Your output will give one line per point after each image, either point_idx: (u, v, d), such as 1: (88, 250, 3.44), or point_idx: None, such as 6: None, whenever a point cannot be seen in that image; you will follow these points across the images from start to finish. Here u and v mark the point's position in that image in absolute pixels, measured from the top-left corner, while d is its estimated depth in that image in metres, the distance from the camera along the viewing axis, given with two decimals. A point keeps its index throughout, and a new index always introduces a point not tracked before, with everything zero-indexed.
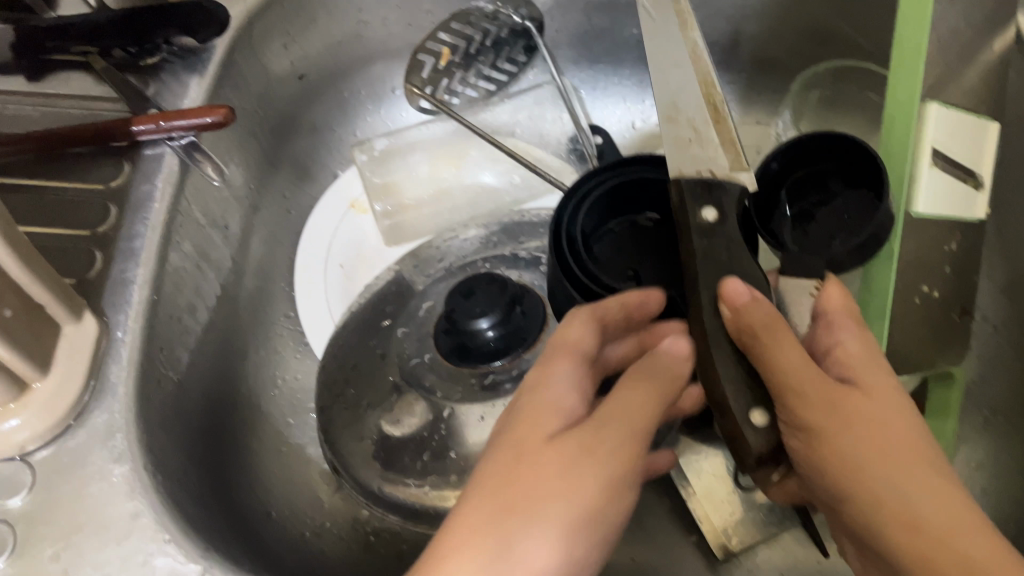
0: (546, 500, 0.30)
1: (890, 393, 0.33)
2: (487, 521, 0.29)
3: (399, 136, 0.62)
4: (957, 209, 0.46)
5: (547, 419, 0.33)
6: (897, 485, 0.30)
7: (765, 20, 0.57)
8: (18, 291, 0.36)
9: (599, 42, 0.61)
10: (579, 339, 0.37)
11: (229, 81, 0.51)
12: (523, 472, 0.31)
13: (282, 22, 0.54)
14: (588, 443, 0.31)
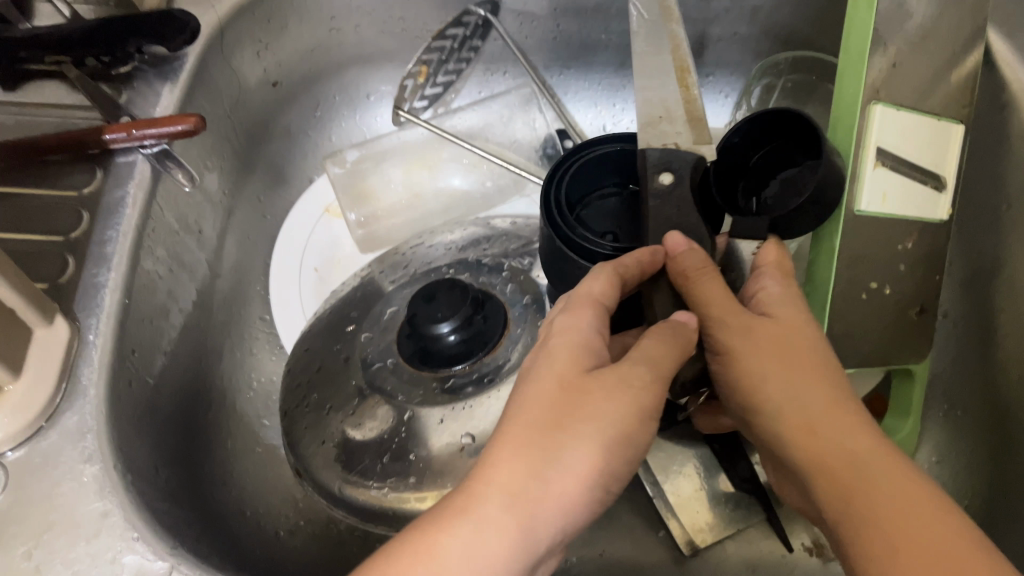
0: (599, 420, 0.33)
1: (800, 320, 0.38)
2: (540, 444, 0.32)
3: (370, 145, 0.63)
4: (909, 208, 0.46)
5: (578, 354, 0.35)
6: (796, 393, 0.35)
7: (730, 22, 0.58)
8: None
9: (568, 47, 0.62)
10: (599, 293, 0.36)
11: (201, 89, 0.52)
12: (566, 399, 0.33)
13: (255, 28, 0.55)
14: (636, 377, 0.34)
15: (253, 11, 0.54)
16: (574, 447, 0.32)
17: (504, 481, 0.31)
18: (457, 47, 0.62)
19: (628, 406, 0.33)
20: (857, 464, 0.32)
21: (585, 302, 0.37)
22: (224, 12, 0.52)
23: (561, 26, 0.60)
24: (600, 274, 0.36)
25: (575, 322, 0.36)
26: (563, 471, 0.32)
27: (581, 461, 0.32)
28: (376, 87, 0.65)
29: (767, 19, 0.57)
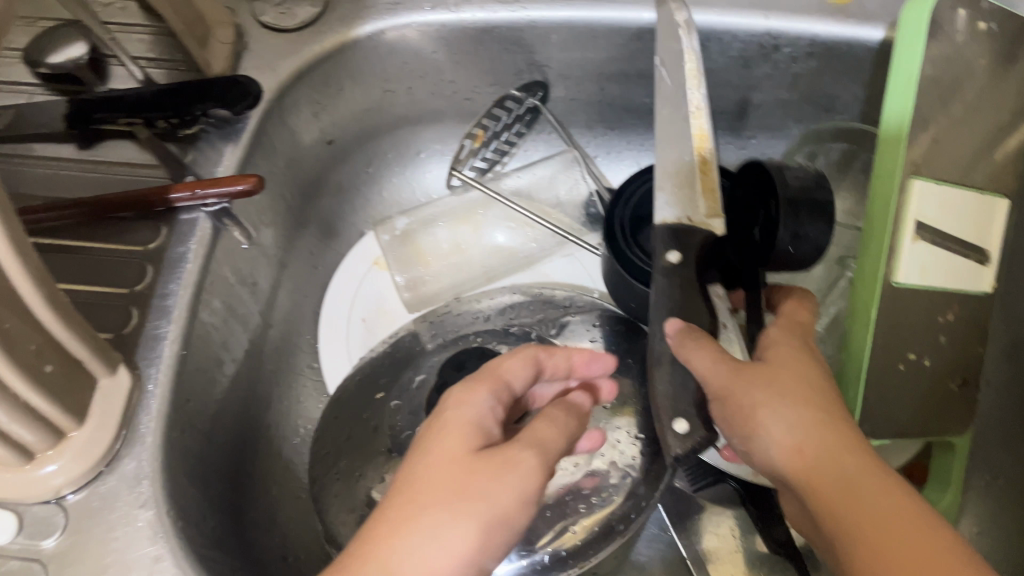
0: (482, 501, 0.34)
1: (794, 359, 0.40)
2: (419, 516, 0.34)
3: (417, 211, 0.66)
4: (946, 281, 0.46)
5: (468, 432, 0.37)
6: (788, 423, 0.37)
7: (774, 89, 0.59)
8: (58, 348, 0.40)
9: (611, 110, 0.64)
10: (514, 373, 0.41)
11: (261, 149, 0.55)
12: (448, 476, 0.35)
13: (314, 92, 0.58)
14: (519, 461, 0.36)
15: (311, 75, 0.57)
16: (449, 519, 0.34)
17: (375, 553, 0.33)
18: (511, 121, 0.65)
19: (510, 483, 0.35)
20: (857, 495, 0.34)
21: (490, 379, 0.40)
22: (285, 76, 0.55)
23: (605, 90, 0.62)
24: (521, 356, 0.42)
25: (478, 398, 0.38)
26: (441, 543, 0.33)
27: (461, 532, 0.33)
28: (428, 144, 0.67)
29: (810, 85, 0.58)
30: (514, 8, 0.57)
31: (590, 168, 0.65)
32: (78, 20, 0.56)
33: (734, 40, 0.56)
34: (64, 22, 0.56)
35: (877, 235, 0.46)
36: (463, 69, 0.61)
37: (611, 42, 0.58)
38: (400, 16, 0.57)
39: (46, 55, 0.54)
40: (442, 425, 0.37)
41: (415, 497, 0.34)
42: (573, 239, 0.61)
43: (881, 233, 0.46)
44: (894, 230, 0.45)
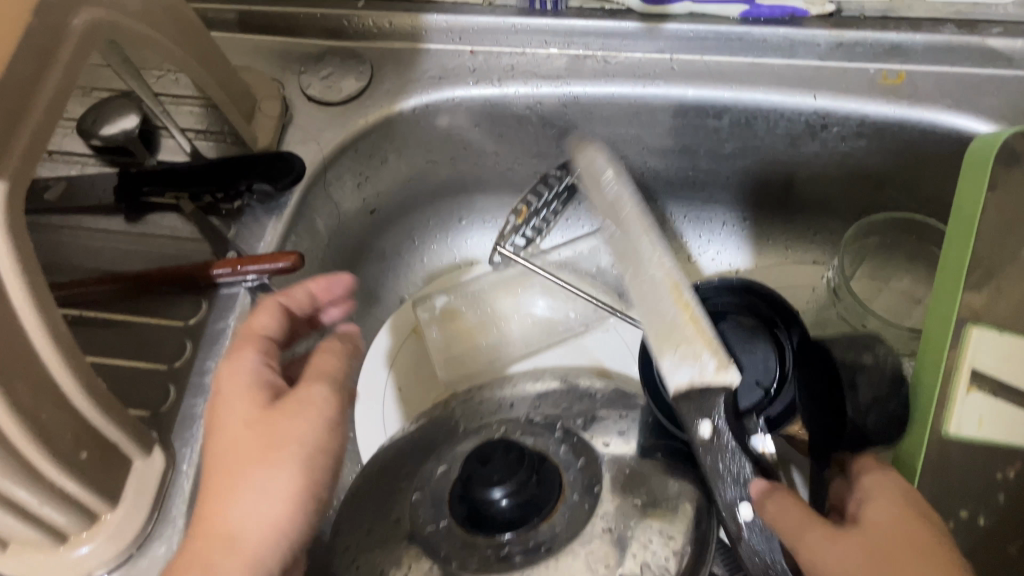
0: (292, 447, 0.38)
1: (891, 516, 0.38)
2: (234, 482, 0.37)
3: (455, 290, 0.65)
4: (1008, 435, 0.43)
5: (246, 394, 0.40)
6: None
7: (822, 168, 0.58)
8: (94, 434, 0.40)
9: (655, 183, 0.63)
10: (265, 325, 0.44)
11: (303, 224, 0.55)
12: (241, 442, 0.38)
13: (356, 165, 0.59)
14: (309, 400, 0.40)
15: (354, 148, 0.57)
16: (260, 473, 0.37)
17: (214, 527, 0.37)
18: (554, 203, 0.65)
19: (311, 419, 0.39)
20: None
21: (250, 339, 0.43)
22: (329, 151, 0.56)
23: (648, 163, 0.61)
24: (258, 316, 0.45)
25: (239, 367, 0.41)
26: (272, 499, 0.37)
27: (282, 481, 0.37)
28: (470, 214, 0.67)
29: (860, 165, 0.57)
30: (557, 84, 0.56)
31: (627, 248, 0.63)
32: (131, 92, 0.58)
33: (781, 118, 0.55)
34: (118, 94, 0.58)
35: (931, 352, 0.44)
36: (503, 141, 0.61)
37: (653, 119, 0.57)
38: (443, 91, 0.57)
39: (100, 126, 0.55)
40: (218, 404, 0.40)
41: (229, 468, 0.38)
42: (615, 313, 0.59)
43: (933, 374, 0.43)
44: (947, 373, 0.43)
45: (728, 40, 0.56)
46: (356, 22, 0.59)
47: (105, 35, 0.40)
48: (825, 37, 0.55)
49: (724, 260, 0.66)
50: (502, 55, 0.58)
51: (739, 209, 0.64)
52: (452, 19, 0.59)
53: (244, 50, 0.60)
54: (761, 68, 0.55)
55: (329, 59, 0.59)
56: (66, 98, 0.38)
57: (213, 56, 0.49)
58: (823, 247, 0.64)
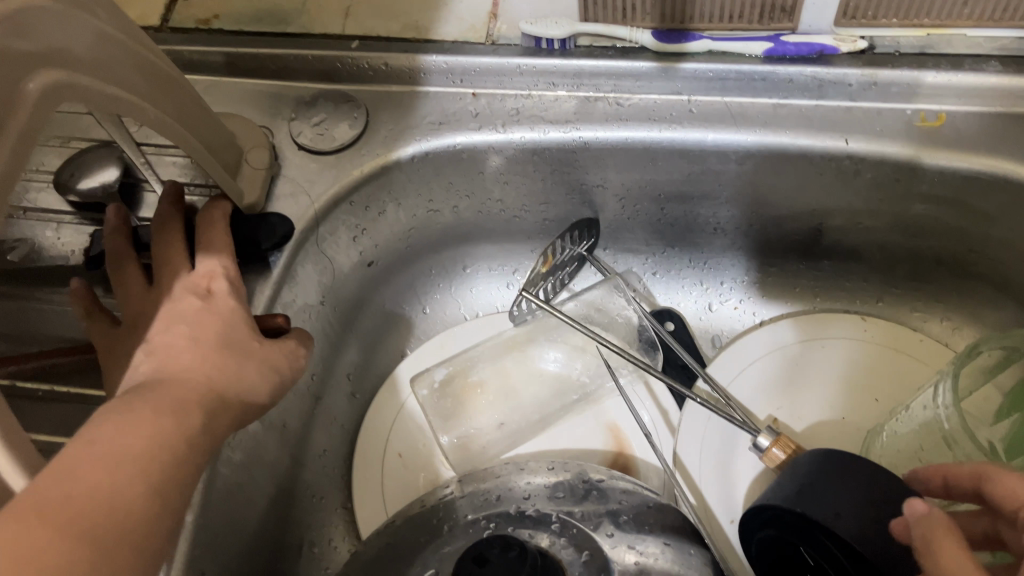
0: (246, 386, 0.37)
1: None
2: (206, 360, 0.36)
3: (456, 357, 0.60)
4: None
5: (215, 295, 0.40)
6: None
7: (856, 216, 0.54)
8: None
9: (672, 230, 0.59)
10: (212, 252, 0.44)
11: (293, 281, 0.51)
12: (204, 328, 0.38)
13: (353, 217, 0.55)
14: (266, 362, 0.39)
15: (350, 199, 0.53)
16: (230, 358, 0.37)
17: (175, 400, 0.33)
18: (572, 251, 0.60)
19: (264, 376, 0.39)
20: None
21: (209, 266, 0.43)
22: (321, 203, 0.52)
23: (666, 210, 0.57)
24: (163, 234, 0.44)
25: (199, 276, 0.42)
26: (243, 386, 0.37)
27: (258, 372, 0.38)
28: (475, 261, 0.64)
29: (898, 210, 0.52)
30: (567, 129, 0.52)
31: (647, 310, 0.59)
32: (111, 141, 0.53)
33: (810, 163, 0.51)
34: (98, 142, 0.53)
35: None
36: (510, 189, 0.57)
37: (669, 166, 0.53)
38: (444, 138, 0.53)
39: (81, 178, 0.52)
40: (167, 311, 0.40)
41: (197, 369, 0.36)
42: (644, 363, 0.55)
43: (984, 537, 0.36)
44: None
45: (751, 80, 0.52)
46: (350, 63, 0.55)
47: (68, 95, 0.36)
48: (857, 77, 0.50)
49: (749, 310, 0.62)
50: (507, 98, 0.54)
51: (766, 255, 0.59)
52: (452, 60, 0.54)
53: (233, 95, 0.56)
54: (786, 110, 0.51)
55: (322, 103, 0.55)
56: (20, 168, 0.34)
57: (192, 110, 0.46)
58: (855, 295, 0.60)
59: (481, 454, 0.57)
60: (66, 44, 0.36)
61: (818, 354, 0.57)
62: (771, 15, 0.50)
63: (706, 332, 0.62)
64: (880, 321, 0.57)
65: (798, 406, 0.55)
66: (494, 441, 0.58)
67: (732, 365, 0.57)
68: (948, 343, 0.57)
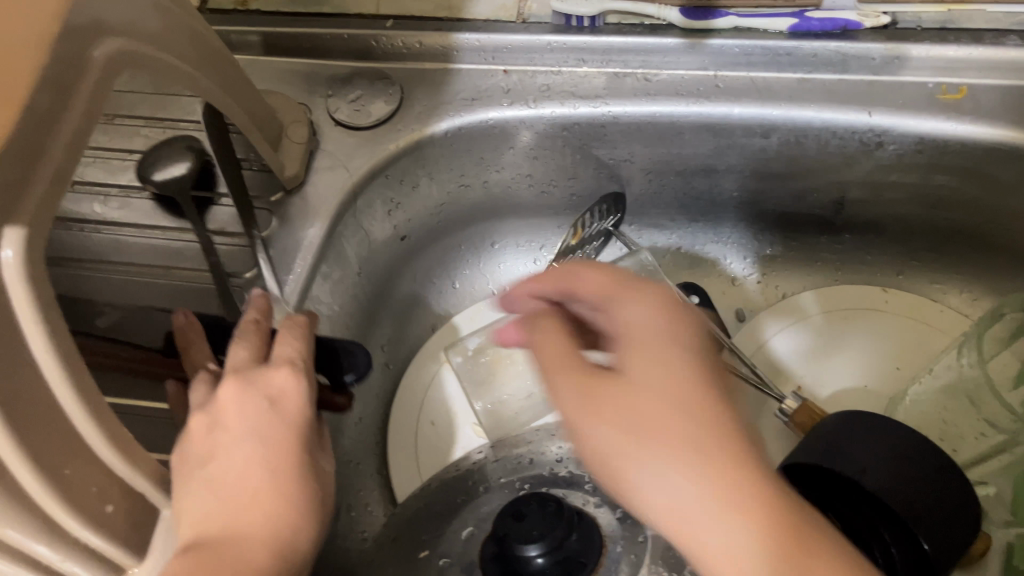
0: (314, 522, 0.37)
1: (643, 354, 0.32)
2: (277, 496, 0.36)
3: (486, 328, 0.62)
4: None
5: (285, 404, 0.39)
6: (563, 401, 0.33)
7: (877, 189, 0.55)
8: (120, 486, 0.38)
9: (695, 204, 0.60)
10: (285, 348, 0.41)
11: (331, 252, 0.53)
12: (277, 451, 0.37)
13: (387, 191, 0.56)
14: (325, 490, 0.39)
15: (385, 173, 0.55)
16: (299, 494, 0.37)
17: (247, 559, 0.34)
18: (600, 223, 0.61)
19: (326, 505, 0.39)
20: (727, 499, 0.28)
21: (280, 363, 0.40)
22: (358, 177, 0.54)
23: (691, 184, 0.59)
24: (241, 332, 0.42)
25: (269, 375, 0.39)
26: (314, 521, 0.37)
27: (321, 500, 0.38)
28: (503, 237, 0.65)
29: (919, 181, 0.53)
30: (596, 104, 0.54)
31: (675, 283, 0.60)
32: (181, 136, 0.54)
33: (833, 137, 0.52)
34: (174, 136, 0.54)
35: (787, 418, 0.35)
36: (539, 164, 0.59)
37: (695, 139, 0.55)
38: (476, 113, 0.55)
39: (171, 166, 0.53)
40: (232, 412, 0.38)
41: (267, 512, 0.36)
42: None
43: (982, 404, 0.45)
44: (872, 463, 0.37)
45: (777, 55, 0.53)
46: (384, 41, 0.57)
47: (128, 63, 0.38)
48: (880, 51, 0.51)
49: (771, 285, 0.63)
50: (537, 75, 0.56)
51: (788, 229, 0.61)
52: (484, 37, 0.56)
53: (271, 74, 0.58)
54: (811, 84, 0.52)
55: (357, 81, 0.57)
56: (89, 128, 0.35)
57: (235, 82, 0.47)
58: (875, 268, 0.61)
59: (511, 422, 0.58)
60: (126, 17, 0.37)
61: (839, 325, 0.58)
62: None
63: (730, 305, 0.63)
64: (902, 294, 0.59)
65: (820, 374, 0.57)
66: (524, 409, 0.59)
67: (755, 338, 0.59)
68: (967, 314, 0.58)
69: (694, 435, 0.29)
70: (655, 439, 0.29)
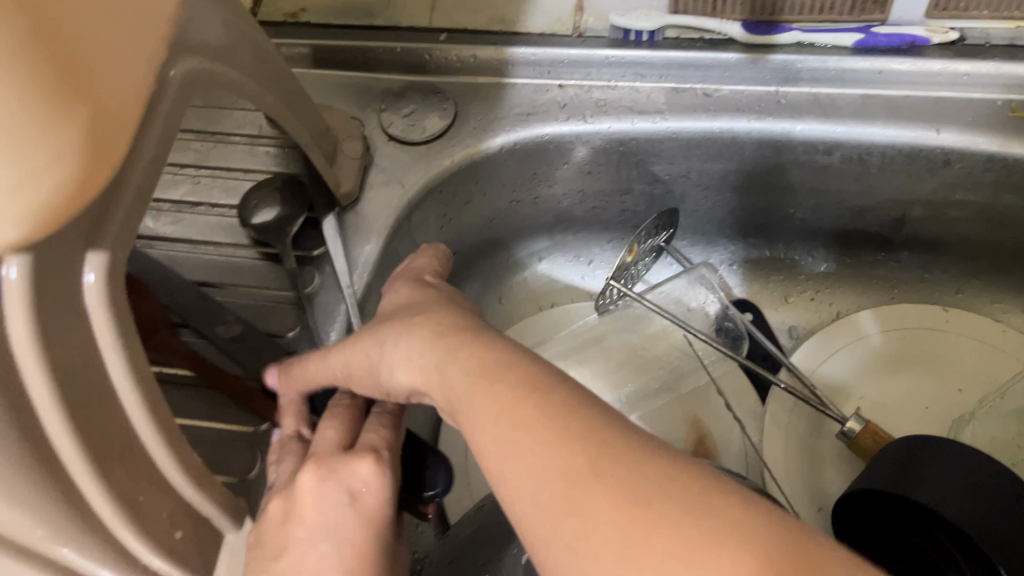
0: None
1: (400, 320, 0.37)
2: None
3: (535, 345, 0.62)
4: None
5: (364, 499, 0.40)
6: (399, 354, 0.35)
7: (941, 207, 0.54)
8: (189, 512, 0.37)
9: (749, 219, 0.60)
10: (374, 435, 0.42)
11: (386, 270, 0.52)
12: (352, 548, 0.38)
13: (441, 206, 0.56)
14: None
15: (440, 189, 0.54)
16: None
17: None
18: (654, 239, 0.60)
19: None
20: (605, 474, 0.25)
21: (363, 454, 0.40)
22: (413, 192, 0.53)
23: (747, 200, 0.58)
24: (333, 412, 0.44)
25: (353, 462, 0.40)
26: None
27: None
28: (550, 253, 0.65)
29: (986, 199, 0.52)
30: (655, 119, 0.53)
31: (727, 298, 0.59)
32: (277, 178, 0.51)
33: (899, 154, 0.51)
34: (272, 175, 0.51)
35: None
36: (592, 179, 0.58)
37: (754, 155, 0.54)
38: (533, 128, 0.54)
39: (255, 213, 0.50)
40: (311, 501, 0.39)
41: None
42: (724, 351, 0.56)
43: None
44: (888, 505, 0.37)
45: (840, 72, 0.52)
46: (437, 55, 0.56)
47: (203, 80, 0.37)
48: (947, 68, 0.50)
49: (825, 302, 0.62)
50: (593, 89, 0.55)
51: (844, 246, 0.60)
52: (540, 52, 0.55)
53: (323, 89, 0.57)
54: (874, 101, 0.51)
55: (410, 95, 0.56)
56: (165, 150, 0.34)
57: (295, 94, 0.46)
58: (934, 286, 0.59)
59: None
60: (201, 33, 0.36)
61: (901, 345, 0.58)
62: (863, 5, 0.51)
63: (782, 323, 0.62)
64: (962, 313, 0.58)
65: (879, 395, 0.56)
66: None
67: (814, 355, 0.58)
68: None
69: (560, 426, 0.27)
70: (518, 444, 0.27)
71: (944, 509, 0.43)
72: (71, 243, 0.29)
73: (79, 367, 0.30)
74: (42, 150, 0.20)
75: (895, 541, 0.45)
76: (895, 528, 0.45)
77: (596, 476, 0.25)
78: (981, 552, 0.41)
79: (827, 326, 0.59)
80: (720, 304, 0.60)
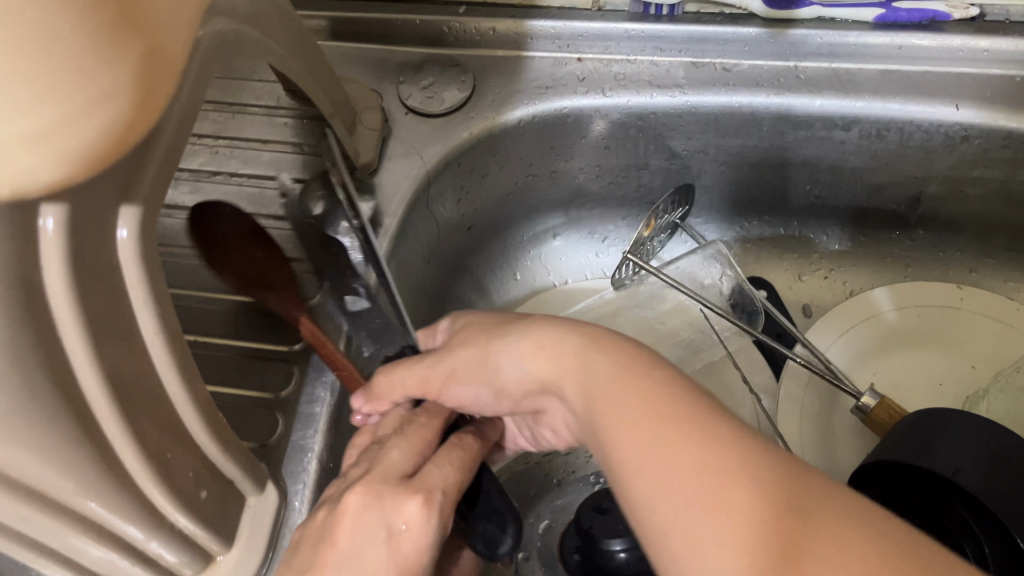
0: None
1: (531, 320, 0.38)
2: None
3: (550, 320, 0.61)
4: None
5: (404, 540, 0.34)
6: (527, 352, 0.36)
7: (959, 184, 0.54)
8: (213, 472, 0.37)
9: (763, 196, 0.60)
10: (438, 473, 0.36)
11: (403, 241, 0.52)
12: None
13: (458, 178, 0.56)
14: None
15: (458, 161, 0.54)
16: None
17: None
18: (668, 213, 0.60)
19: None
20: (718, 475, 0.26)
21: (419, 488, 0.35)
22: (432, 163, 0.53)
23: (765, 176, 0.58)
24: (410, 430, 0.39)
25: (402, 499, 0.34)
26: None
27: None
28: (564, 230, 0.65)
29: (1003, 175, 0.52)
30: (674, 93, 0.53)
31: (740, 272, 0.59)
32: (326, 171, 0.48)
33: (918, 130, 0.51)
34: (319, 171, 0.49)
35: None
36: (608, 153, 0.58)
37: (771, 131, 0.54)
38: (552, 101, 0.54)
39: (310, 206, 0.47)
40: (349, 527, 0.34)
41: None
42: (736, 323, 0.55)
43: None
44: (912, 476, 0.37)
45: (862, 47, 0.52)
46: (456, 28, 0.56)
47: (233, 42, 0.37)
48: (968, 44, 0.51)
49: (838, 281, 0.62)
50: (613, 63, 0.55)
51: (860, 222, 0.60)
52: (561, 24, 0.55)
53: (341, 61, 0.57)
54: (893, 76, 0.51)
55: (428, 68, 0.56)
56: (195, 109, 0.34)
57: (317, 60, 0.46)
58: (948, 264, 0.60)
59: None
60: None
61: (914, 322, 0.57)
62: None
63: (797, 301, 0.62)
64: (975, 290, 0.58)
65: (892, 370, 0.56)
66: None
67: (828, 329, 0.58)
68: None
69: (694, 427, 0.28)
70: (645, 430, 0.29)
71: (960, 478, 0.43)
72: (105, 194, 0.29)
73: (112, 321, 0.30)
74: (99, 82, 0.20)
75: (913, 509, 0.46)
76: (912, 496, 0.46)
77: (713, 474, 0.26)
78: (999, 518, 0.42)
79: (842, 302, 0.59)
80: (733, 280, 0.60)
